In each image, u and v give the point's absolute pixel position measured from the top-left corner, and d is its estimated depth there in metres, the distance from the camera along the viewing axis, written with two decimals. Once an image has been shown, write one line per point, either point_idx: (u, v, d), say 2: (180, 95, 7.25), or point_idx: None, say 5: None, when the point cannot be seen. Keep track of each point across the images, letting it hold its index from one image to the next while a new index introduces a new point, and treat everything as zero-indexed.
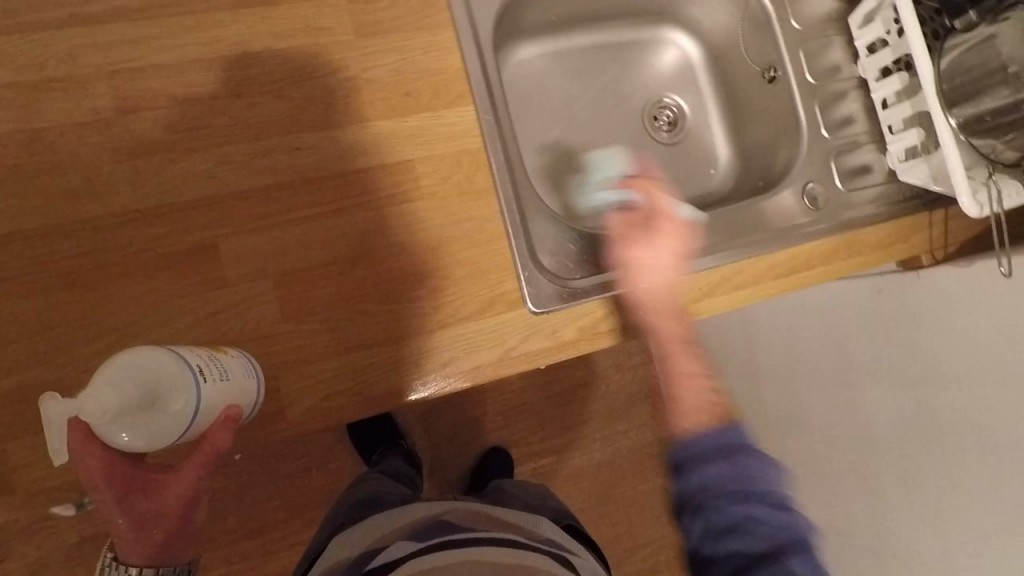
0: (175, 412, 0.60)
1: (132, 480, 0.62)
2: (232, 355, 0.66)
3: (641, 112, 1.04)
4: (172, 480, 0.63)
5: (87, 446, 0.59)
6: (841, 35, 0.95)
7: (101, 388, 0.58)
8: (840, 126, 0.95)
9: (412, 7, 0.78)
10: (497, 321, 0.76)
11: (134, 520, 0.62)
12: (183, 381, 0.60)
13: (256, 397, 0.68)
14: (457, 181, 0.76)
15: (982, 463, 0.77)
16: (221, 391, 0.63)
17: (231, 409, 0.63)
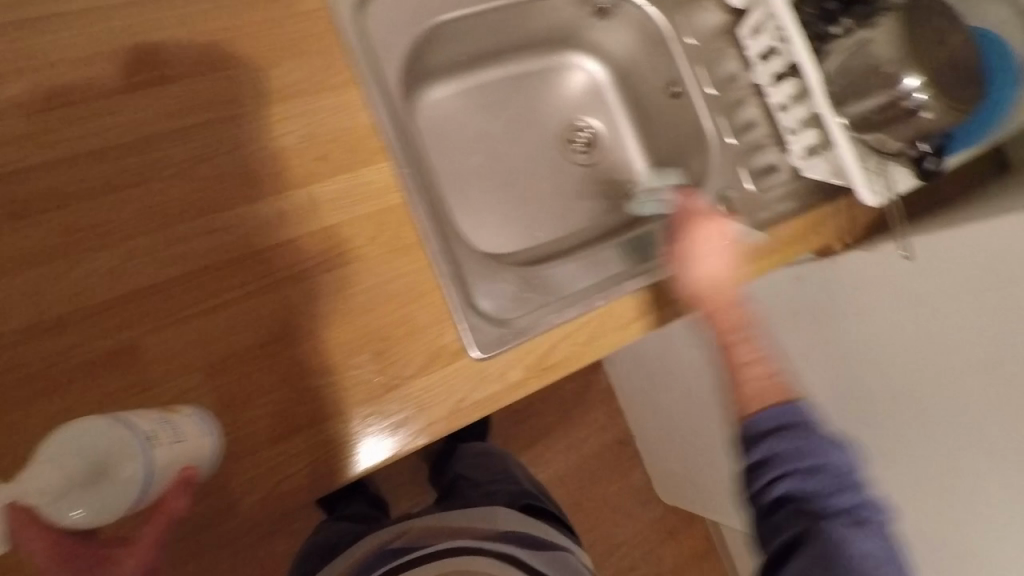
0: (128, 480, 0.56)
1: (82, 561, 0.56)
2: (183, 415, 0.63)
3: (558, 137, 1.06)
4: (130, 552, 0.57)
5: (30, 530, 0.54)
6: (733, 45, 1.00)
7: (44, 463, 0.54)
8: (745, 131, 1.00)
9: (314, 67, 0.76)
10: (443, 375, 0.76)
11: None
12: (132, 447, 0.56)
13: (213, 458, 0.64)
14: (385, 240, 0.76)
15: (912, 428, 0.88)
16: (175, 453, 0.59)
17: (186, 471, 0.60)
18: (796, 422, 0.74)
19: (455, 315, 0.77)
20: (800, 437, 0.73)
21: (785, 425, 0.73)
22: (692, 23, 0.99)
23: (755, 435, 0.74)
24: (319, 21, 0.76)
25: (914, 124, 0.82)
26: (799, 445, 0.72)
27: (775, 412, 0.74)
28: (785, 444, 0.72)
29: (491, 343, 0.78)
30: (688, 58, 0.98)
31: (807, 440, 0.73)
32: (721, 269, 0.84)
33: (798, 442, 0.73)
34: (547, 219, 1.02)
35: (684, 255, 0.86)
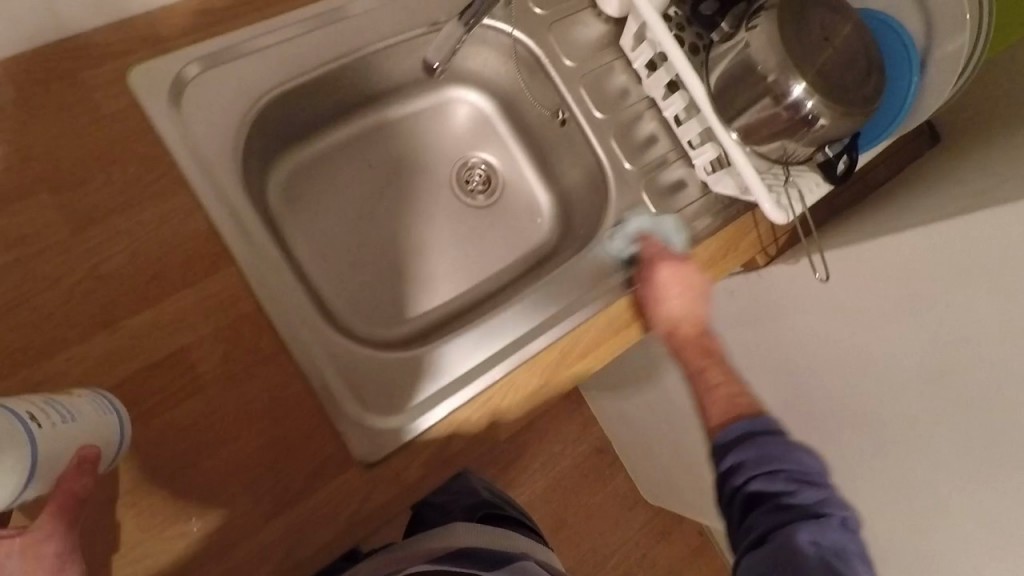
0: (10, 475, 0.48)
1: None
2: (77, 396, 0.57)
3: (449, 180, 0.98)
4: (39, 539, 0.53)
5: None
6: (619, 58, 0.92)
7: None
8: (645, 149, 0.92)
9: (133, 176, 0.67)
10: (332, 489, 0.69)
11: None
12: (17, 434, 0.49)
13: (121, 432, 0.60)
14: (242, 354, 0.68)
15: (861, 439, 0.85)
16: (67, 435, 0.53)
17: (89, 450, 0.55)
18: (766, 432, 0.72)
19: (330, 424, 0.70)
20: (756, 457, 0.71)
21: (753, 433, 0.72)
22: (570, 41, 0.90)
23: (724, 445, 0.73)
24: (127, 121, 0.68)
25: (810, 133, 0.74)
26: (769, 452, 0.71)
27: (741, 425, 0.73)
28: (738, 458, 0.71)
29: (375, 445, 0.72)
30: (569, 82, 0.89)
31: (777, 447, 0.71)
32: (695, 306, 0.81)
33: (752, 465, 0.71)
34: (449, 272, 0.93)
35: (655, 293, 0.81)
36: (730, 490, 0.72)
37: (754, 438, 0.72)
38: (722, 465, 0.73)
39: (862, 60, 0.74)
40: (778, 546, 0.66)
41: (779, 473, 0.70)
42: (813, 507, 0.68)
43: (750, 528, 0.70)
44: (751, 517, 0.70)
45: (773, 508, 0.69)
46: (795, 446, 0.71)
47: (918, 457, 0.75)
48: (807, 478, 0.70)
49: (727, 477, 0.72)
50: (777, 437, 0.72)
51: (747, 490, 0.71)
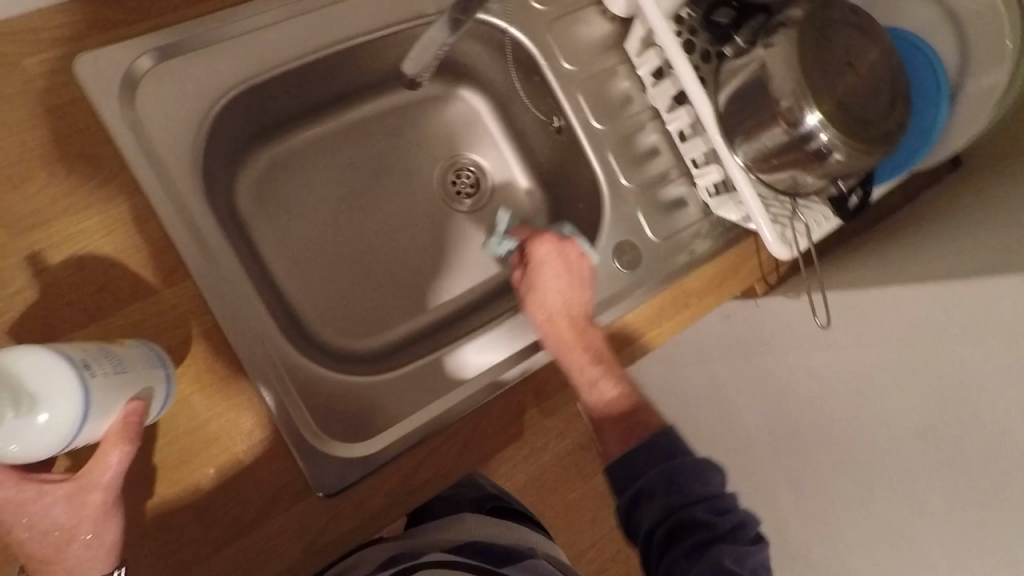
0: (62, 423, 0.48)
1: (27, 494, 0.51)
2: (127, 346, 0.55)
3: (435, 182, 0.91)
4: (85, 487, 0.52)
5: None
6: (624, 62, 0.85)
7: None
8: (645, 163, 0.85)
9: (79, 177, 0.62)
10: (286, 520, 0.65)
11: (48, 540, 0.52)
12: (70, 383, 0.48)
13: (168, 386, 0.59)
14: (195, 374, 0.63)
15: (848, 483, 0.77)
16: (118, 387, 0.52)
17: (136, 404, 0.54)
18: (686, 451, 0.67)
19: (290, 452, 0.65)
20: (687, 474, 0.65)
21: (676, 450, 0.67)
22: (571, 41, 0.83)
23: (638, 465, 0.67)
24: (73, 117, 0.62)
25: (821, 168, 0.68)
26: (694, 475, 0.65)
27: (656, 442, 0.68)
28: (653, 486, 0.65)
29: (338, 478, 0.67)
30: (565, 86, 0.82)
31: (695, 466, 0.66)
32: (572, 293, 0.76)
33: (688, 482, 0.65)
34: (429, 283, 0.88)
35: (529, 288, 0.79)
36: (644, 524, 0.65)
37: (654, 459, 0.67)
38: (636, 494, 0.66)
39: (887, 90, 0.68)
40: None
41: (695, 497, 0.65)
42: (734, 528, 0.64)
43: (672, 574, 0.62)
44: (669, 554, 0.63)
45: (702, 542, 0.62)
46: (702, 465, 0.66)
47: (909, 509, 0.68)
48: (718, 495, 0.65)
49: (642, 512, 0.65)
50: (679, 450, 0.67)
51: (665, 523, 0.64)
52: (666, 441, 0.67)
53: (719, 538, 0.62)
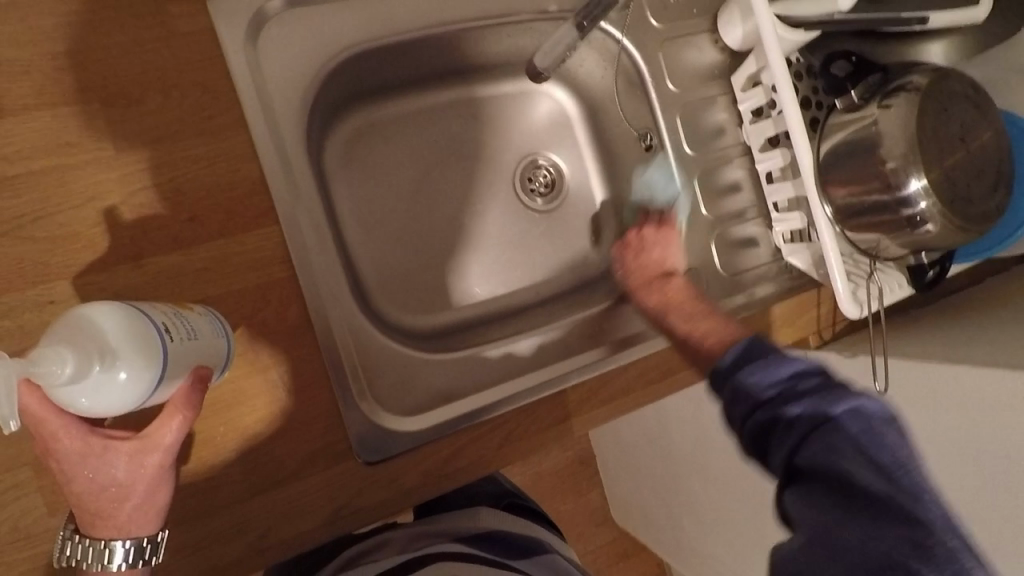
0: (135, 385, 0.49)
1: (90, 448, 0.52)
2: (197, 312, 0.57)
3: (513, 174, 0.91)
4: (145, 448, 0.53)
5: (51, 415, 0.50)
6: (725, 94, 0.85)
7: (53, 347, 0.45)
8: (724, 196, 0.86)
9: (191, 106, 0.62)
10: (324, 479, 0.65)
11: (104, 494, 0.53)
12: (149, 345, 0.50)
13: (230, 354, 0.60)
14: (265, 320, 0.64)
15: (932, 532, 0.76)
16: (188, 353, 0.53)
17: (201, 370, 0.55)
18: (744, 360, 0.59)
19: (339, 413, 0.66)
20: (742, 386, 0.57)
21: (734, 366, 0.59)
22: (677, 65, 0.83)
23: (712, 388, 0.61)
24: (198, 46, 0.62)
25: (912, 236, 0.69)
26: (753, 378, 0.57)
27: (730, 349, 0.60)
28: (732, 391, 0.58)
29: (382, 449, 0.67)
30: (666, 107, 0.84)
31: (759, 368, 0.57)
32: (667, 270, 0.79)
33: (749, 390, 0.57)
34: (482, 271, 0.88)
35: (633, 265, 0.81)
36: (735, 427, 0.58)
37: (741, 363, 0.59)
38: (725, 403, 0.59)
39: (993, 171, 0.68)
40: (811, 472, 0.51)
41: (776, 391, 0.56)
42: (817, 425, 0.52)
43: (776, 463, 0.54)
44: (766, 453, 0.55)
45: (773, 423, 0.54)
46: (778, 361, 0.57)
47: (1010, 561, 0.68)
48: (805, 389, 0.55)
49: (732, 414, 0.58)
50: (763, 353, 0.59)
51: (752, 422, 0.56)
52: (731, 352, 0.60)
53: (800, 435, 0.53)
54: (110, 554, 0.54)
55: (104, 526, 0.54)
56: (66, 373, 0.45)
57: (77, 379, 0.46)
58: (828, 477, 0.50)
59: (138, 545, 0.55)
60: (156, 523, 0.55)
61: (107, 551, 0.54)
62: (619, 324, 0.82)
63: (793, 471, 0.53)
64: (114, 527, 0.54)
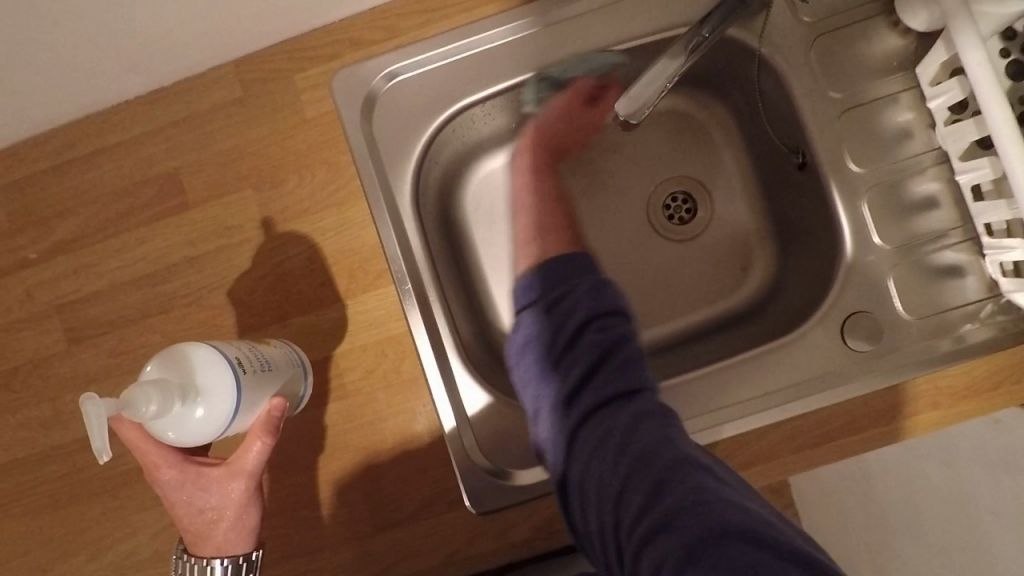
0: (214, 419, 0.54)
1: (188, 475, 0.59)
2: (271, 348, 0.63)
3: (649, 202, 0.83)
4: (232, 473, 0.59)
5: (152, 446, 0.58)
6: (910, 89, 0.68)
7: (143, 386, 0.51)
8: (914, 216, 0.68)
9: (321, 182, 0.70)
10: (439, 522, 0.68)
11: (201, 517, 0.59)
12: (227, 380, 0.55)
13: (304, 380, 0.66)
14: (383, 372, 0.69)
15: None
16: (263, 385, 0.59)
17: (275, 403, 0.59)
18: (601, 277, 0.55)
19: (450, 462, 0.68)
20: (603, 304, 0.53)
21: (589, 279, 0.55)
22: (837, 62, 0.68)
23: (553, 280, 0.55)
24: (326, 129, 0.70)
25: None
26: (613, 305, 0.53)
27: (573, 263, 0.56)
28: (577, 306, 0.53)
29: (486, 501, 0.67)
30: (820, 122, 0.68)
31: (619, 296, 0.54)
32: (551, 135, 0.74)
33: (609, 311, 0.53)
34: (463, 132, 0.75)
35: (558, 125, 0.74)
36: (559, 345, 0.53)
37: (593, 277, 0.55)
38: (556, 316, 0.54)
39: None
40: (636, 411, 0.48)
41: (622, 322, 0.53)
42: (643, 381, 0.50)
43: (590, 393, 0.50)
44: (585, 377, 0.51)
45: (612, 353, 0.51)
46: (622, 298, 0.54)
47: None
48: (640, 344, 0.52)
49: (561, 329, 0.53)
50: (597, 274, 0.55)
51: (587, 344, 0.51)
52: (572, 261, 0.56)
53: (628, 374, 0.50)
54: (211, 571, 0.60)
55: (204, 546, 0.60)
56: (152, 411, 0.51)
57: (162, 416, 0.52)
58: (650, 421, 0.47)
59: (235, 563, 0.60)
60: (248, 542, 0.61)
61: (211, 568, 0.60)
62: (740, 385, 0.69)
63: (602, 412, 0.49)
64: (213, 547, 0.60)
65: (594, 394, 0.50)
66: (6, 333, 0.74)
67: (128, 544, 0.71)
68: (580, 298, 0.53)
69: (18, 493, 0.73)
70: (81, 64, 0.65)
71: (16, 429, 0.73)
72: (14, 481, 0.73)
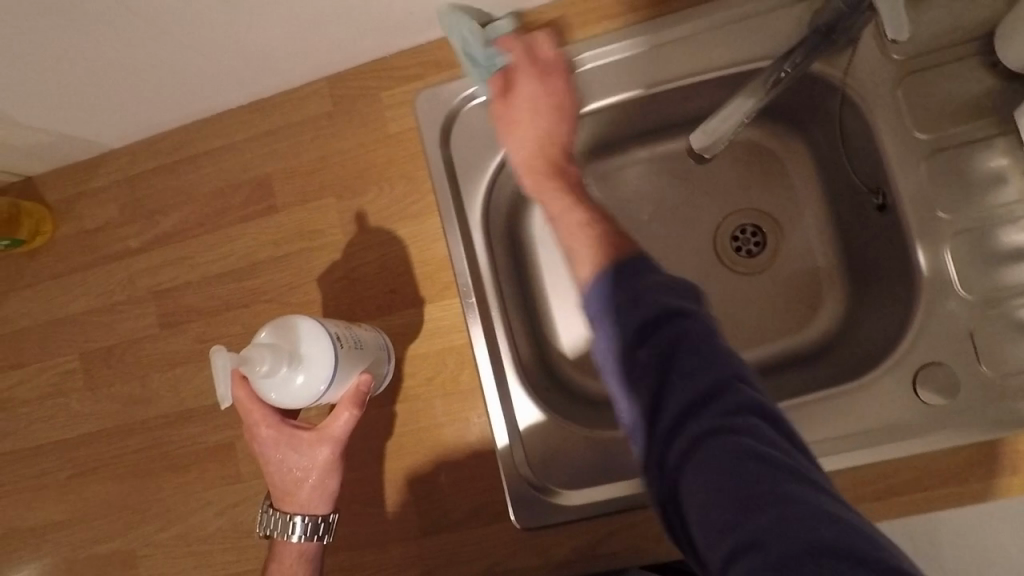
0: (311, 387, 0.58)
1: (282, 436, 0.62)
2: (364, 328, 0.67)
3: (717, 233, 0.82)
4: (321, 439, 0.62)
5: (253, 404, 0.60)
6: (1007, 133, 0.64)
7: (258, 347, 0.55)
8: (1000, 268, 0.64)
9: (397, 195, 0.74)
10: (482, 532, 0.70)
11: (289, 476, 0.63)
12: (327, 353, 0.58)
13: (386, 364, 0.70)
14: (441, 381, 0.72)
15: None
16: (355, 362, 0.63)
17: (363, 380, 0.63)
18: (628, 271, 0.50)
19: (499, 474, 0.70)
20: (637, 297, 0.48)
21: (619, 279, 0.50)
22: (926, 103, 0.66)
23: (639, 288, 0.48)
24: (407, 144, 0.74)
25: None
26: (649, 292, 0.48)
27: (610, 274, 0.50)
28: (673, 293, 0.47)
29: (532, 516, 0.68)
30: (904, 163, 0.66)
31: (646, 285, 0.48)
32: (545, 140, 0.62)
33: (653, 297, 0.47)
34: None
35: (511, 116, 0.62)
36: (631, 314, 0.47)
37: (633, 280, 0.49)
38: (648, 295, 0.48)
39: None
40: (722, 394, 0.43)
41: (702, 321, 0.46)
42: (713, 369, 0.44)
43: (684, 384, 0.44)
44: (685, 367, 0.44)
45: (653, 351, 0.45)
46: (650, 280, 0.48)
47: None
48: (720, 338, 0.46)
49: (651, 306, 0.47)
50: (630, 271, 0.50)
51: (661, 320, 0.46)
52: (619, 249, 0.52)
53: (713, 355, 0.44)
54: (293, 527, 0.64)
55: (290, 503, 0.64)
56: (263, 370, 0.55)
57: (270, 377, 0.56)
58: (716, 420, 0.42)
59: (315, 522, 0.64)
60: (320, 504, 0.64)
61: (292, 524, 0.64)
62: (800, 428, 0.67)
63: (693, 422, 0.43)
64: (297, 505, 0.64)
65: (691, 384, 0.44)
66: (108, 314, 0.81)
67: (195, 518, 0.77)
68: (653, 295, 0.47)
69: (103, 459, 0.80)
70: (195, 77, 0.71)
71: (106, 401, 0.80)
72: (101, 449, 0.80)
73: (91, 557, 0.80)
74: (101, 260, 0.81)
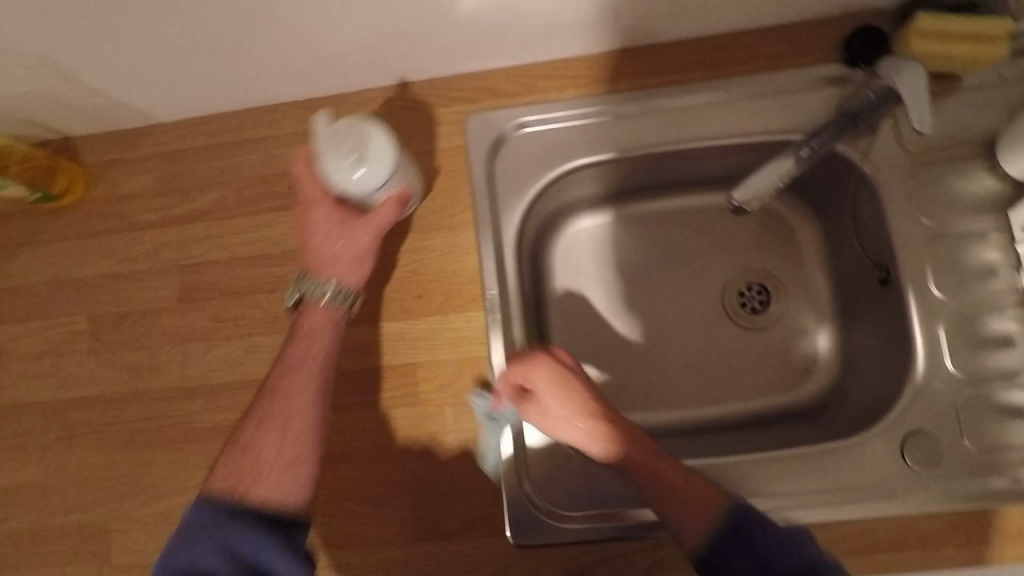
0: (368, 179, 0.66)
1: (332, 208, 0.70)
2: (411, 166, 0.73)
3: (725, 288, 0.87)
4: (362, 225, 0.69)
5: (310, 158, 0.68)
6: (1002, 230, 0.72)
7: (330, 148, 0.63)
8: (986, 351, 0.70)
9: (438, 206, 0.77)
10: (474, 544, 0.70)
11: (328, 266, 0.70)
12: (385, 159, 0.66)
13: (417, 200, 0.75)
14: (455, 390, 0.73)
15: None
16: (402, 170, 0.70)
17: (406, 190, 0.70)
18: (739, 527, 0.60)
19: (499, 487, 0.71)
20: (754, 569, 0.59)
21: (733, 542, 0.60)
22: (934, 193, 0.73)
23: (749, 536, 0.60)
24: (454, 160, 0.78)
25: None
26: (763, 543, 0.59)
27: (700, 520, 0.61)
28: (790, 546, 0.59)
29: (527, 532, 0.69)
30: (909, 242, 0.72)
31: (761, 537, 0.60)
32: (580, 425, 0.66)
33: (769, 553, 0.59)
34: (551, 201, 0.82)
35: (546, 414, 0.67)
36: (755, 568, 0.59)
37: (745, 534, 0.60)
38: (764, 547, 0.59)
39: None
40: None
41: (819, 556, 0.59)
42: None
43: None
44: None
45: None
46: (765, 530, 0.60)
47: None
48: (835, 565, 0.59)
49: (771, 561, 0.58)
50: (742, 526, 0.60)
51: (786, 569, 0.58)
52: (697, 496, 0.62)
53: None
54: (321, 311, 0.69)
55: (326, 272, 0.70)
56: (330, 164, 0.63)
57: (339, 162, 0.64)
58: None
59: (342, 289, 0.70)
60: (321, 376, 0.67)
61: (324, 291, 0.69)
62: (792, 476, 0.71)
63: None
64: (331, 274, 0.70)
65: None
66: (126, 281, 0.81)
67: (180, 498, 0.75)
68: (767, 543, 0.59)
69: (94, 426, 0.78)
70: (264, 66, 0.75)
71: (108, 367, 0.79)
72: (94, 414, 0.79)
73: (61, 526, 0.77)
74: (129, 227, 0.82)
